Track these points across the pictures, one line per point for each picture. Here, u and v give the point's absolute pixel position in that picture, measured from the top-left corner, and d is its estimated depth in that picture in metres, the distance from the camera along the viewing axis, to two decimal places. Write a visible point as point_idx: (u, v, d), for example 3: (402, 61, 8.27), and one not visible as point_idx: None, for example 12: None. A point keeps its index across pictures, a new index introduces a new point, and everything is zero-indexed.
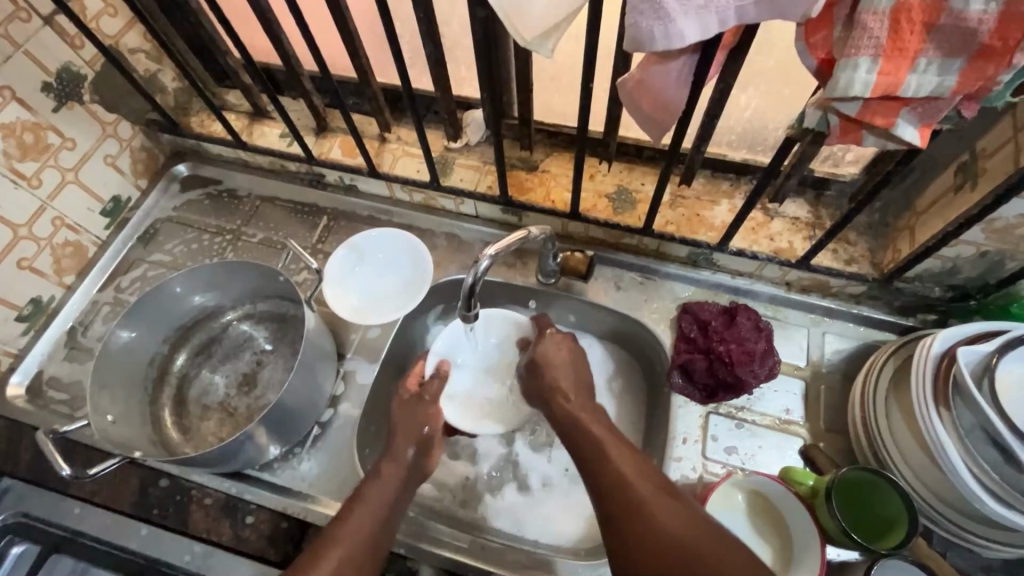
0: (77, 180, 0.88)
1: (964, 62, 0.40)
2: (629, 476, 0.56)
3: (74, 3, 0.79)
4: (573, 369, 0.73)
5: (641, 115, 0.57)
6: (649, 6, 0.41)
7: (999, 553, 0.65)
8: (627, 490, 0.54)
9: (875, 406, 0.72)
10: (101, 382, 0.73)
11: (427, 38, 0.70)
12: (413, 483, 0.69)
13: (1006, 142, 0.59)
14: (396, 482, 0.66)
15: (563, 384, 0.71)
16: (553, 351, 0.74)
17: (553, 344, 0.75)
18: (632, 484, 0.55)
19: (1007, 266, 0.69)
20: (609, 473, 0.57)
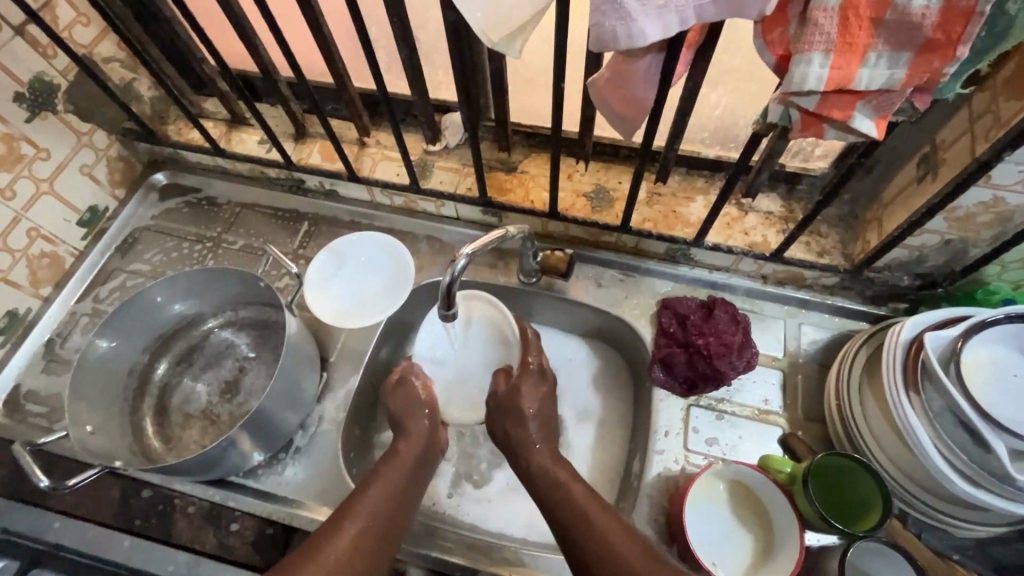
0: (52, 191, 0.87)
1: (910, 55, 0.42)
2: (612, 538, 0.56)
3: (46, 13, 0.79)
4: (541, 420, 0.71)
5: (611, 114, 0.59)
6: (610, 7, 0.43)
7: (971, 531, 0.67)
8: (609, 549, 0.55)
9: (849, 393, 0.74)
10: (80, 392, 0.72)
11: (401, 42, 0.71)
12: (429, 462, 0.71)
13: (963, 133, 0.62)
14: (409, 461, 0.68)
15: (532, 439, 0.69)
16: (529, 394, 0.72)
17: (528, 387, 0.72)
18: (615, 544, 0.56)
19: (970, 253, 0.71)
20: (590, 531, 0.58)
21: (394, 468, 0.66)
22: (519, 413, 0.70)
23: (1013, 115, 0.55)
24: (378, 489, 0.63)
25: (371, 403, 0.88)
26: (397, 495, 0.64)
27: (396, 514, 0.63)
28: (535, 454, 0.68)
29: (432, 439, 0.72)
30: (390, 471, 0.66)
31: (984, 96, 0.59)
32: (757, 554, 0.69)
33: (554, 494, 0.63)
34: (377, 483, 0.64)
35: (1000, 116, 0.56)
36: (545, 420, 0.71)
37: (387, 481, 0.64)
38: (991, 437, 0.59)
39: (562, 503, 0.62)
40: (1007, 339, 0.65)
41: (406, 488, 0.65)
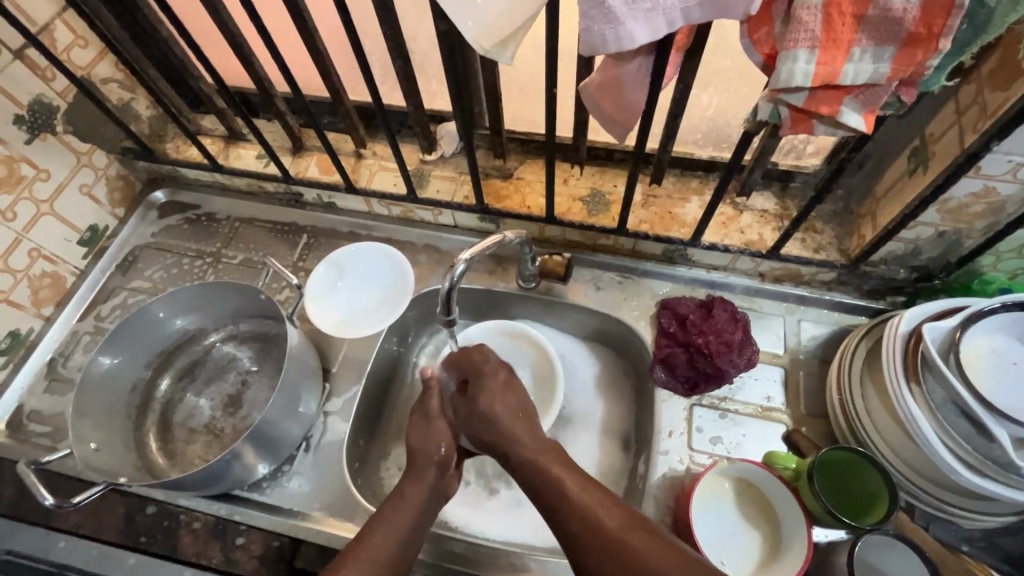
0: (52, 211, 0.88)
1: (894, 49, 0.43)
2: (590, 513, 0.56)
3: (44, 37, 0.80)
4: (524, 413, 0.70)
5: (604, 117, 0.60)
6: (598, 12, 0.44)
7: (977, 522, 0.67)
8: (596, 525, 0.55)
9: (851, 388, 0.74)
10: (82, 410, 0.73)
11: (395, 54, 0.72)
12: (436, 502, 0.68)
13: (951, 126, 0.63)
14: (415, 507, 0.65)
15: (512, 424, 0.68)
16: (489, 395, 0.71)
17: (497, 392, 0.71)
18: (601, 521, 0.55)
19: (964, 244, 0.72)
20: (574, 511, 0.57)
21: (396, 509, 0.64)
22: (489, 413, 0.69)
23: (999, 106, 0.55)
24: (380, 536, 0.61)
25: (374, 413, 0.88)
26: (400, 542, 0.62)
27: (401, 556, 0.61)
28: (517, 440, 0.66)
29: (439, 484, 0.68)
30: (394, 516, 0.63)
31: (970, 88, 0.60)
32: (767, 551, 0.69)
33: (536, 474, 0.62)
34: (377, 530, 0.62)
35: (987, 108, 0.57)
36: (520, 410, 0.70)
37: (388, 526, 0.62)
38: (993, 425, 0.59)
39: (544, 485, 0.61)
40: (1003, 327, 0.65)
41: (410, 534, 0.63)
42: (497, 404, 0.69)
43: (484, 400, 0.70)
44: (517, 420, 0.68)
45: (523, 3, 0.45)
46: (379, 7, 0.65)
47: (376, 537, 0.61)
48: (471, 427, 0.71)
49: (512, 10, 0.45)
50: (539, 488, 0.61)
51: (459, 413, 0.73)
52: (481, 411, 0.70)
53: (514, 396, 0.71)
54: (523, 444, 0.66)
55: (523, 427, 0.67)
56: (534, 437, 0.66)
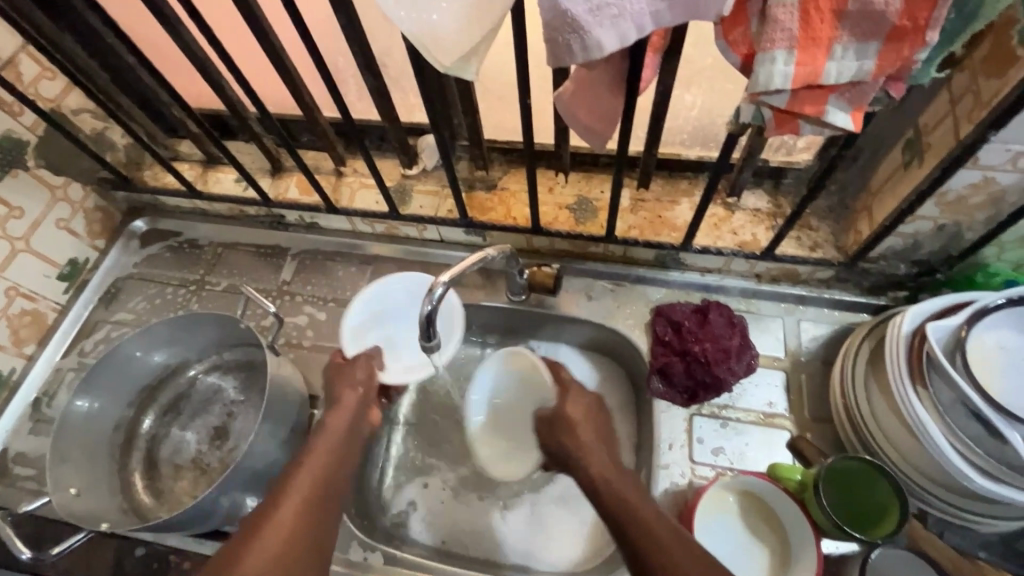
0: (28, 248, 0.86)
1: (878, 44, 0.40)
2: (630, 498, 0.57)
3: (9, 71, 0.78)
4: (595, 424, 0.68)
5: (581, 126, 0.57)
6: (561, 22, 0.41)
7: (993, 526, 0.65)
8: (653, 534, 0.53)
9: (855, 390, 0.71)
10: (61, 453, 0.71)
11: (365, 70, 0.70)
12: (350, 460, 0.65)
13: (945, 115, 0.60)
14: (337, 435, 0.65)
15: (585, 442, 0.65)
16: (575, 406, 0.69)
17: (572, 402, 0.70)
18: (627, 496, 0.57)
19: (966, 236, 0.69)
20: (651, 545, 0.52)
21: (313, 469, 0.60)
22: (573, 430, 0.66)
23: (994, 94, 0.53)
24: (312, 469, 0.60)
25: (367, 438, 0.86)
26: (317, 502, 0.57)
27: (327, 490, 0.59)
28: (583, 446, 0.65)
29: (358, 423, 0.69)
30: (306, 479, 0.59)
31: (964, 76, 0.57)
32: (775, 566, 0.67)
33: (618, 505, 0.57)
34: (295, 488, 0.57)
35: (982, 96, 0.54)
36: (599, 433, 0.67)
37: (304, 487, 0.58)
38: (1004, 426, 0.56)
39: (612, 497, 0.58)
40: (1012, 322, 0.62)
41: (331, 492, 0.60)
42: (574, 433, 0.66)
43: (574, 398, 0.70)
44: (596, 440, 0.65)
45: (483, 16, 0.42)
46: (344, 25, 0.63)
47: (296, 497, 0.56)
48: (552, 438, 0.68)
49: (470, 24, 0.42)
50: (619, 524, 0.56)
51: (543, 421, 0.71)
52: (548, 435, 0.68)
53: (596, 418, 0.69)
54: (608, 480, 0.60)
55: (588, 426, 0.67)
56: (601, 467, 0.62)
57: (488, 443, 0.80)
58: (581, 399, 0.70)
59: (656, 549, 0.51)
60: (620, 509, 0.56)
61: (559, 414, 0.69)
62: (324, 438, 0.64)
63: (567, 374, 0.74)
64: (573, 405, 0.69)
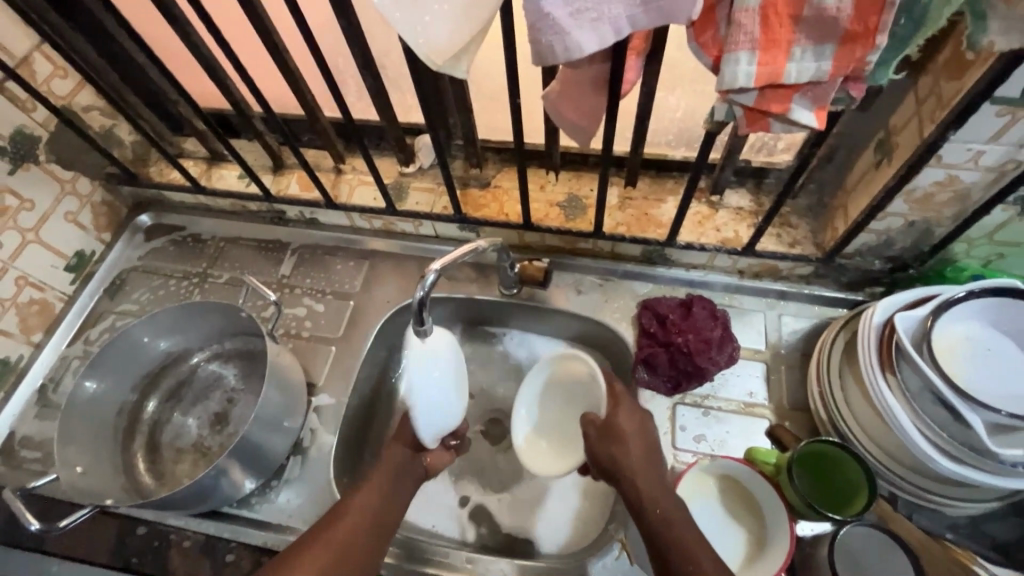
0: (38, 239, 0.89)
1: (834, 47, 0.43)
2: (669, 514, 0.59)
3: (23, 69, 0.82)
4: (643, 438, 0.66)
5: (567, 123, 0.60)
6: (544, 24, 0.45)
7: (961, 509, 0.68)
8: (681, 547, 0.56)
9: (831, 380, 0.74)
10: (67, 434, 0.73)
11: (365, 71, 0.73)
12: (407, 485, 0.68)
13: (911, 116, 0.63)
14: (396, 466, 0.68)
15: (634, 454, 0.64)
16: (626, 416, 0.67)
17: (625, 412, 0.67)
18: (663, 512, 0.59)
19: (935, 233, 0.73)
20: (681, 557, 0.55)
21: (367, 499, 0.63)
22: (621, 441, 0.65)
23: (953, 96, 0.56)
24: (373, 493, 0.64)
25: (362, 425, 0.88)
26: (371, 531, 0.61)
27: (385, 517, 0.63)
28: (631, 461, 0.63)
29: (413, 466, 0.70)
30: (359, 509, 0.62)
31: (927, 79, 0.60)
32: (751, 546, 0.69)
33: (659, 526, 0.58)
34: (348, 516, 0.61)
35: (943, 98, 0.58)
36: (648, 448, 0.65)
37: (359, 520, 0.61)
38: (968, 412, 0.59)
39: (648, 511, 0.60)
40: (976, 314, 0.65)
41: (383, 519, 0.63)
42: (619, 449, 0.65)
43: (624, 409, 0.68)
44: (644, 458, 0.64)
45: (472, 18, 0.46)
46: (346, 27, 0.66)
47: (348, 524, 0.60)
48: (596, 444, 0.67)
49: (460, 26, 0.46)
50: (651, 531, 0.59)
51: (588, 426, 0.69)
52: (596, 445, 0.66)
53: (644, 429, 0.67)
54: (657, 503, 0.60)
55: (637, 438, 0.66)
56: (648, 484, 0.62)
57: (544, 448, 0.78)
58: (634, 412, 0.68)
59: (686, 560, 0.55)
60: (661, 529, 0.58)
61: (605, 426, 0.67)
62: (379, 473, 0.67)
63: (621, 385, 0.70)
64: (623, 416, 0.67)
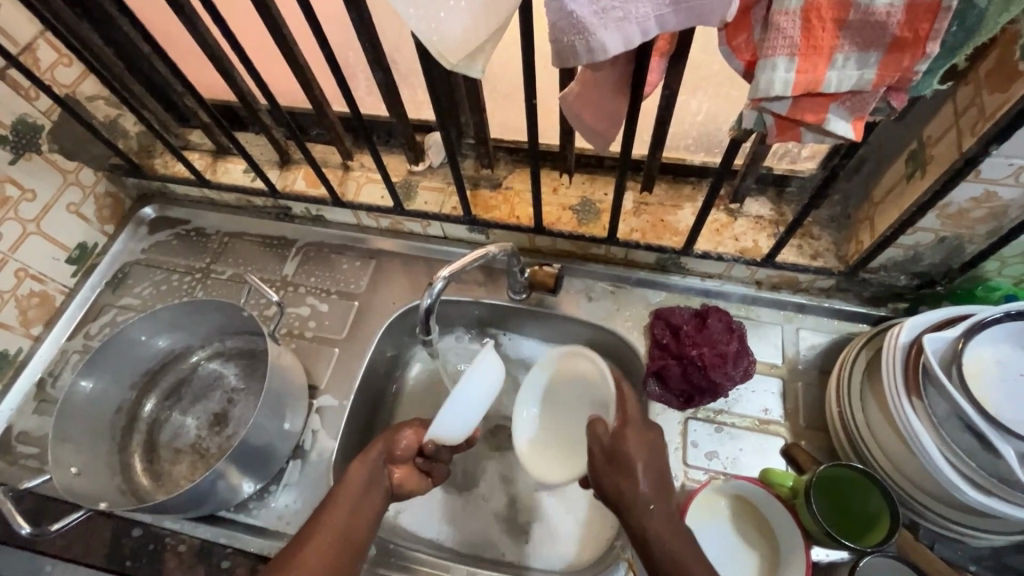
0: (39, 230, 0.87)
1: (879, 54, 0.40)
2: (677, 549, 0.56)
3: (27, 57, 0.80)
4: (653, 465, 0.62)
5: (584, 127, 0.57)
6: (567, 23, 0.42)
7: (986, 541, 0.65)
8: None
9: (851, 400, 0.72)
10: (63, 432, 0.72)
11: (375, 67, 0.71)
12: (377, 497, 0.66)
13: (949, 127, 0.60)
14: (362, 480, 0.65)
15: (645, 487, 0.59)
16: (638, 443, 0.62)
17: (634, 441, 0.63)
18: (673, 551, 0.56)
19: (967, 249, 0.69)
20: None
21: (331, 525, 0.61)
22: (632, 471, 0.60)
23: (997, 108, 0.53)
24: (337, 516, 0.61)
25: (363, 429, 0.86)
26: (338, 564, 0.59)
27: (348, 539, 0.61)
28: (642, 495, 0.59)
29: (376, 480, 0.66)
30: (324, 541, 0.59)
31: (968, 89, 0.57)
32: (764, 570, 0.67)
33: (668, 567, 0.55)
34: (314, 543, 0.59)
35: (986, 109, 0.55)
36: (656, 475, 0.61)
37: (324, 550, 0.59)
38: (998, 440, 0.56)
39: (658, 552, 0.57)
40: (1008, 337, 0.62)
41: (350, 547, 0.60)
42: (629, 480, 0.60)
43: (637, 438, 0.63)
44: (653, 487, 0.60)
45: (491, 15, 0.43)
46: (356, 20, 0.64)
47: (315, 558, 0.58)
48: (601, 468, 0.63)
49: (477, 23, 0.43)
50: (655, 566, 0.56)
51: (597, 446, 0.64)
52: (604, 471, 0.62)
53: (653, 455, 0.62)
54: (665, 539, 0.57)
55: (646, 466, 0.61)
56: (658, 519, 0.58)
57: (551, 453, 0.78)
58: (643, 439, 0.63)
59: None
60: (669, 568, 0.56)
61: (614, 457, 0.62)
62: (341, 496, 0.63)
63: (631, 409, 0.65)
64: (634, 444, 0.62)
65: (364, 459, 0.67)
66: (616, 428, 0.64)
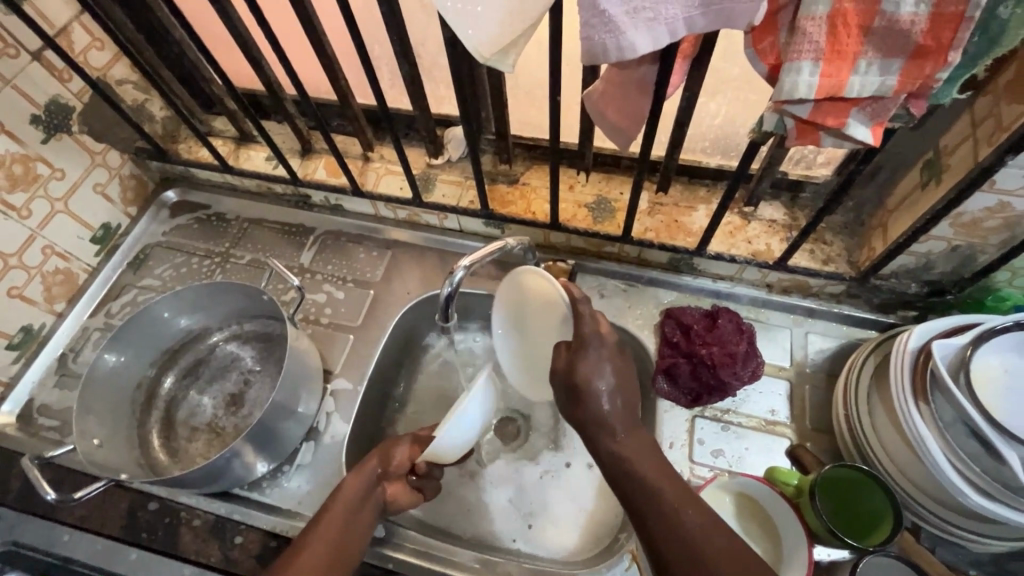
0: (66, 209, 0.90)
1: (902, 62, 0.42)
2: (655, 483, 0.55)
3: (62, 39, 0.82)
4: (615, 392, 0.62)
5: (607, 124, 0.59)
6: (599, 20, 0.43)
7: (987, 546, 0.66)
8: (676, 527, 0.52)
9: (857, 403, 0.73)
10: (86, 405, 0.74)
11: (402, 60, 0.72)
12: (369, 514, 0.67)
13: (965, 138, 0.61)
14: (356, 494, 0.66)
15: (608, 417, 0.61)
16: (590, 369, 0.62)
17: (589, 365, 0.62)
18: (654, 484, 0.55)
19: (980, 259, 0.70)
20: (673, 535, 0.52)
21: (325, 537, 0.61)
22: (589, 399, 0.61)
23: (1014, 119, 0.54)
24: (329, 529, 0.62)
25: (375, 414, 0.88)
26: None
27: (339, 551, 0.61)
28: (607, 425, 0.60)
29: (372, 495, 0.68)
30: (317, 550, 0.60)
31: (986, 100, 0.58)
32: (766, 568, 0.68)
33: (638, 493, 0.56)
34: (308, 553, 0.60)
35: (1003, 120, 0.55)
36: (623, 401, 0.62)
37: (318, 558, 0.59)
38: (1003, 445, 0.57)
39: (636, 489, 0.56)
40: (1013, 347, 0.63)
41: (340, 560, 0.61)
42: (597, 404, 0.61)
43: (590, 362, 0.62)
44: (620, 411, 0.61)
45: (524, 12, 0.45)
46: (386, 13, 0.65)
47: (306, 567, 0.58)
48: (569, 401, 0.63)
49: (512, 19, 0.45)
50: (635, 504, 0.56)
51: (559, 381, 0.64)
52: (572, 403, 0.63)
53: (619, 380, 0.63)
54: (636, 471, 0.57)
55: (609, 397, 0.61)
56: (627, 444, 0.59)
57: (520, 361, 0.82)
58: (600, 360, 0.62)
59: (681, 541, 0.51)
60: (643, 499, 0.55)
61: (574, 382, 0.62)
62: (337, 509, 0.64)
63: (587, 330, 0.63)
64: (589, 370, 0.62)
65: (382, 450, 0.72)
66: (571, 357, 0.63)
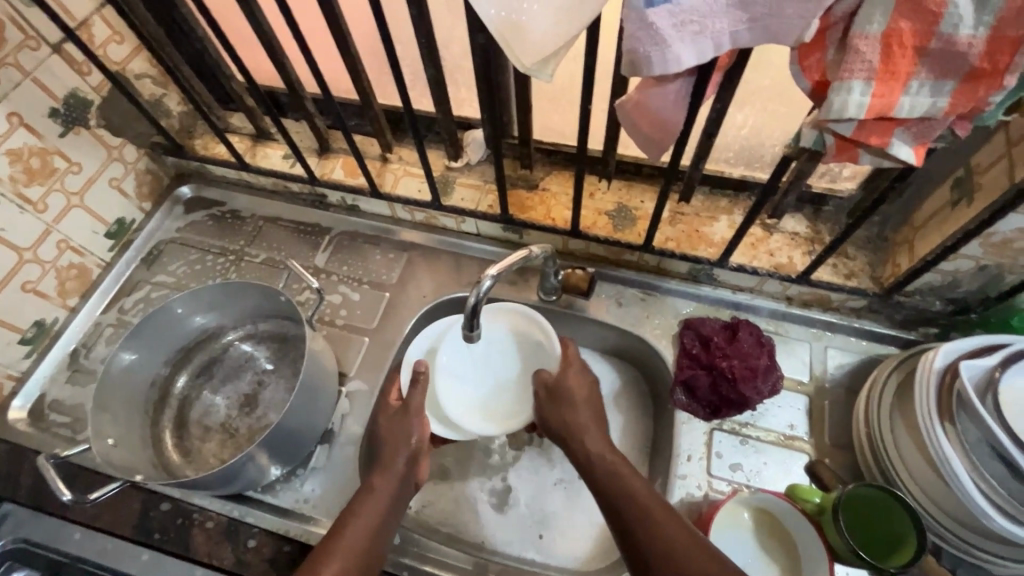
0: (82, 204, 0.89)
1: (954, 83, 0.41)
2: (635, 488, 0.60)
3: (83, 31, 0.81)
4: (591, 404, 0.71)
5: (639, 135, 0.58)
6: (645, 33, 0.42)
7: (1009, 570, 0.65)
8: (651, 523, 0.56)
9: (879, 420, 0.72)
10: (101, 403, 0.73)
11: (428, 62, 0.71)
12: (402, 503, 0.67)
13: (1000, 157, 0.60)
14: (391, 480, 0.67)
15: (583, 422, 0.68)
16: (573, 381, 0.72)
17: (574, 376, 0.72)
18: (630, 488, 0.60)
19: (1007, 279, 0.69)
20: (646, 529, 0.56)
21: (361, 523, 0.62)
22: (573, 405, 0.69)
23: None
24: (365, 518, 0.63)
25: None
26: (360, 570, 0.59)
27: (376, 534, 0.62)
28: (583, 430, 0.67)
29: (405, 485, 0.68)
30: (348, 543, 0.60)
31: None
32: None
33: (621, 500, 0.59)
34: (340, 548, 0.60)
35: None
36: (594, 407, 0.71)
37: (348, 552, 0.59)
38: None
39: (614, 491, 0.60)
40: None
41: (370, 554, 0.61)
42: (569, 410, 0.69)
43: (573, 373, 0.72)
44: (591, 418, 0.69)
45: (569, 21, 0.44)
46: (415, 15, 0.64)
47: (345, 544, 0.60)
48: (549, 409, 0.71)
49: (556, 28, 0.44)
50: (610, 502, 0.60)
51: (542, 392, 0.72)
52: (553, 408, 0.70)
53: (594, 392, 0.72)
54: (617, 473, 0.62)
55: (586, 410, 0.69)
56: (599, 444, 0.66)
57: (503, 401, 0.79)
58: (583, 375, 0.73)
59: (655, 535, 0.55)
60: (624, 503, 0.59)
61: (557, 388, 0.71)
62: (370, 503, 0.64)
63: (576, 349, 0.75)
64: (573, 380, 0.72)
65: (388, 416, 0.73)
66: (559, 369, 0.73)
